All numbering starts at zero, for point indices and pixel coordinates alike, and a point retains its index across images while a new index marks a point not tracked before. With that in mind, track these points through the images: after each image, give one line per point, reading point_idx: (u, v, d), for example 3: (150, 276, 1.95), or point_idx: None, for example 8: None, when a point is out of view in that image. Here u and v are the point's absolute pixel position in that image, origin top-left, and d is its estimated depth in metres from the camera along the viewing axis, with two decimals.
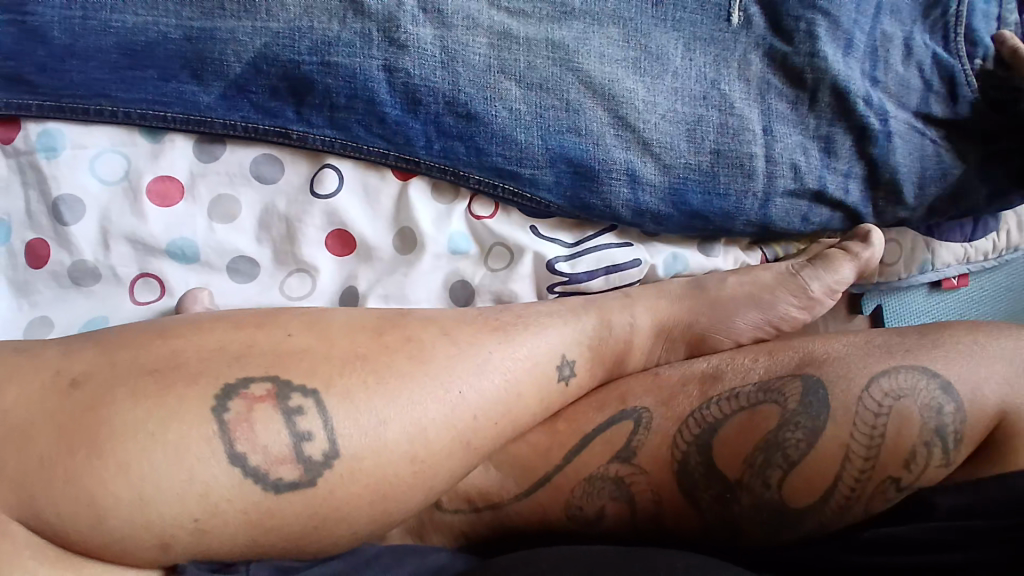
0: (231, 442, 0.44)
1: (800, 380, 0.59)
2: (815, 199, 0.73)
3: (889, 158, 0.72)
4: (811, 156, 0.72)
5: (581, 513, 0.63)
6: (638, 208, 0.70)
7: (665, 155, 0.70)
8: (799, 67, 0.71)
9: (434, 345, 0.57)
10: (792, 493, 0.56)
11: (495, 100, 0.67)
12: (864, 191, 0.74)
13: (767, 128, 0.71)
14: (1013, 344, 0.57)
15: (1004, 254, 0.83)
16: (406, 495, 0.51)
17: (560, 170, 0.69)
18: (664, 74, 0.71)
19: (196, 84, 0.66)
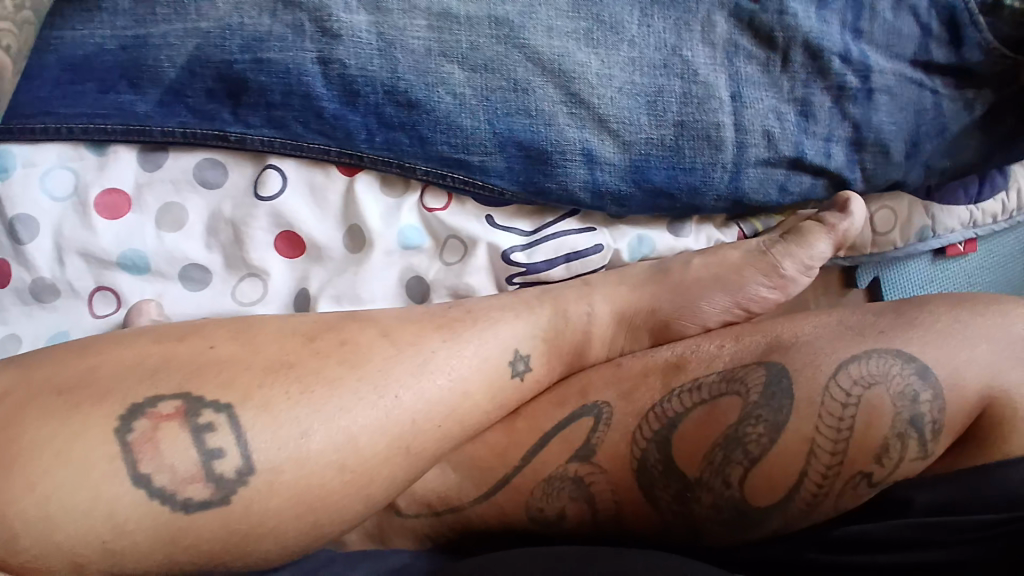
0: (136, 463, 0.44)
1: (764, 368, 0.55)
2: (793, 167, 0.67)
3: (871, 118, 0.66)
4: (786, 121, 0.65)
5: (542, 515, 0.61)
6: (597, 190, 0.65)
7: (625, 131, 0.64)
8: (768, 27, 0.64)
9: (371, 348, 0.55)
10: (753, 491, 0.52)
11: (436, 84, 0.63)
12: (850, 154, 0.67)
13: (736, 94, 0.65)
14: (990, 320, 0.54)
15: (1014, 216, 0.77)
16: (339, 505, 0.50)
17: (511, 155, 0.64)
18: (620, 44, 0.64)
19: (134, 93, 0.64)
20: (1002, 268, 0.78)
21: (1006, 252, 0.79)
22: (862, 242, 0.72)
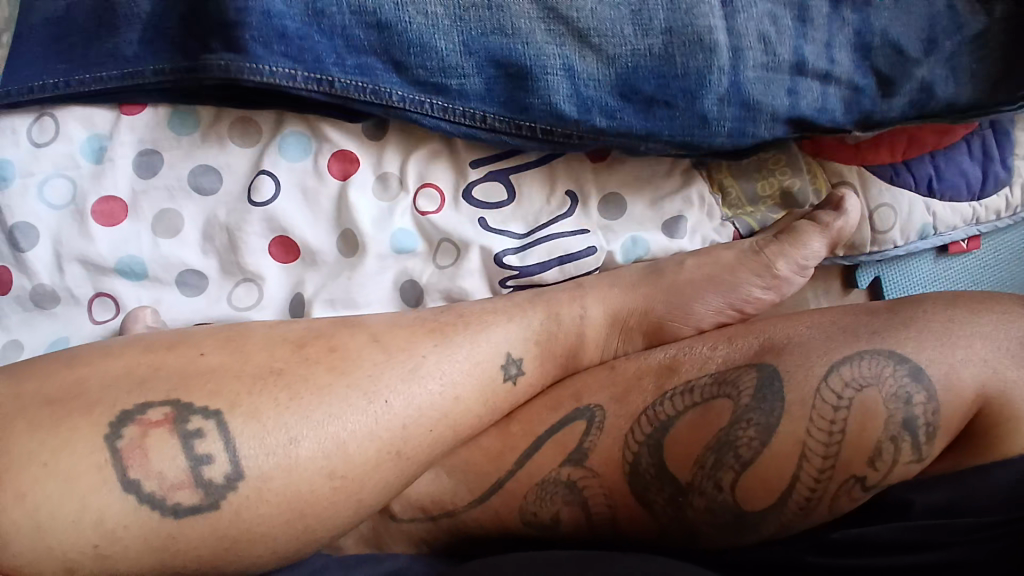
0: (126, 470, 0.45)
1: (754, 371, 0.54)
2: (797, 74, 0.62)
3: (869, 23, 0.63)
4: (780, 27, 0.62)
5: (537, 519, 0.60)
6: (581, 104, 0.62)
7: (607, 44, 0.61)
8: None
9: (361, 353, 0.55)
10: (746, 495, 0.51)
11: (408, 5, 0.60)
12: (856, 61, 0.63)
13: (724, 0, 0.61)
14: (987, 320, 0.53)
15: (1020, 212, 0.74)
16: (328, 511, 0.51)
17: (489, 74, 0.62)
18: None
19: (118, 36, 0.64)
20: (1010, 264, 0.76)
21: (1012, 248, 0.76)
22: (859, 242, 0.71)
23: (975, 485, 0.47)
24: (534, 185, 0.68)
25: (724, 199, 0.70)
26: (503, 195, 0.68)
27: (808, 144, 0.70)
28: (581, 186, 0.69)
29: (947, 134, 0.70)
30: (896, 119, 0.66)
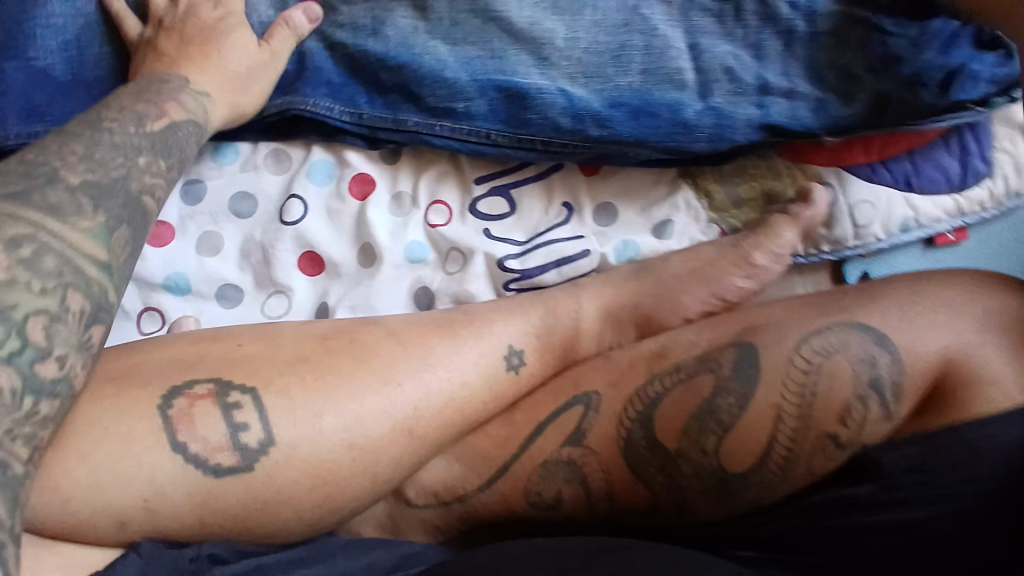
0: (174, 433, 0.52)
1: (736, 348, 0.59)
2: (762, 93, 0.69)
3: (821, 56, 0.69)
4: (742, 61, 0.70)
5: (541, 499, 0.65)
6: (575, 113, 0.70)
7: (594, 82, 0.71)
8: None
9: (377, 345, 0.62)
10: (729, 460, 0.56)
11: (424, 54, 0.72)
12: (813, 83, 0.69)
13: (693, 44, 0.71)
14: (949, 294, 0.57)
15: (1004, 203, 0.76)
16: (349, 480, 0.57)
17: (492, 98, 0.71)
18: (584, 10, 0.72)
19: None
20: (1009, 253, 0.77)
21: (1007, 239, 0.77)
22: (843, 237, 0.75)
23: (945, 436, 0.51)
24: (533, 197, 0.76)
25: (711, 203, 0.75)
26: (504, 208, 0.75)
27: (785, 150, 0.75)
28: (576, 197, 0.76)
29: (924, 135, 0.74)
30: (862, 122, 0.69)
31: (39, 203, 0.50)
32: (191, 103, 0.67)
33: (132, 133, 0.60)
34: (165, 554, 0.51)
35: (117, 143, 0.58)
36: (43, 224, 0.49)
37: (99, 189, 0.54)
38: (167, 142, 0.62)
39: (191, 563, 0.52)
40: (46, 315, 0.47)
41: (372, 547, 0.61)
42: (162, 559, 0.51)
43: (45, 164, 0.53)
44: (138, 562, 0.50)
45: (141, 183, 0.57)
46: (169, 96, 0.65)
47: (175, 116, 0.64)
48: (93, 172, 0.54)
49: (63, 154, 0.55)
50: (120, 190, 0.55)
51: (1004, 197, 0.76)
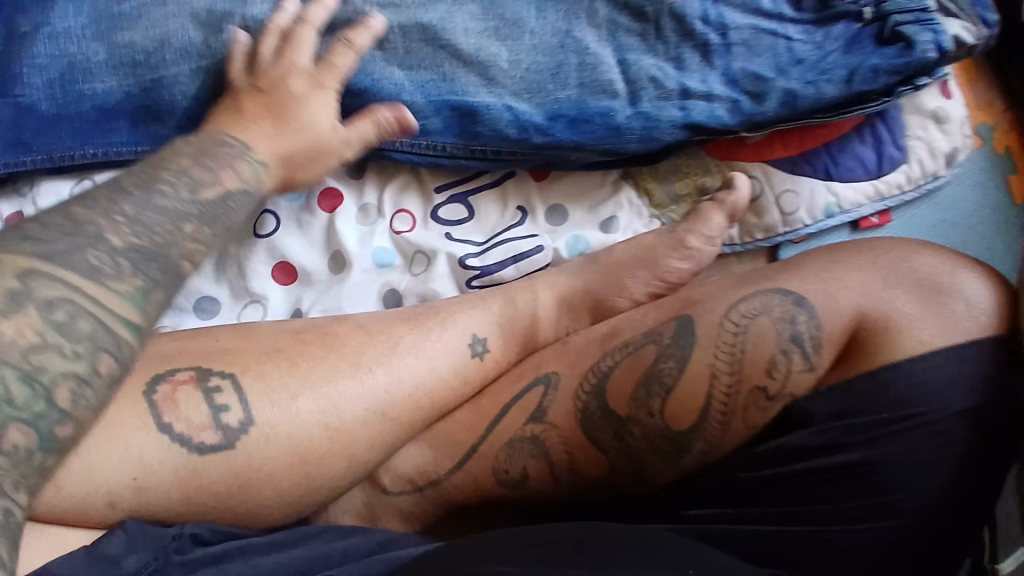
0: (159, 415, 0.56)
1: (675, 321, 0.65)
2: (685, 96, 0.78)
3: (735, 64, 0.78)
4: (665, 71, 0.78)
5: (508, 477, 0.69)
6: (521, 123, 0.77)
7: (535, 97, 0.78)
8: (639, 3, 0.79)
9: (348, 336, 0.66)
10: (671, 417, 0.61)
11: (381, 79, 0.77)
12: (729, 87, 0.78)
13: (621, 59, 0.79)
14: (868, 259, 0.62)
15: (919, 185, 0.85)
16: (326, 459, 0.60)
17: (446, 116, 0.78)
18: (523, 35, 0.79)
19: (160, 125, 0.78)
20: (930, 232, 0.85)
21: (926, 221, 0.85)
22: (772, 224, 0.83)
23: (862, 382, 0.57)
24: (490, 202, 0.82)
25: (651, 201, 0.83)
26: (464, 213, 0.81)
27: (713, 150, 0.83)
28: (530, 200, 0.82)
29: (836, 129, 0.83)
30: (773, 120, 0.79)
31: (79, 265, 0.49)
32: (247, 173, 0.65)
33: (182, 197, 0.58)
34: (150, 532, 0.55)
35: (166, 206, 0.56)
36: (81, 288, 0.49)
37: (143, 253, 0.53)
38: (217, 211, 0.59)
39: (174, 541, 0.55)
40: (75, 379, 0.47)
41: (349, 535, 0.63)
42: (146, 536, 0.54)
43: (91, 224, 0.52)
44: (122, 538, 0.53)
45: (186, 248, 0.56)
46: (225, 163, 0.64)
47: (228, 184, 0.62)
48: (138, 237, 0.53)
49: (110, 213, 0.53)
50: (163, 255, 0.54)
51: (920, 178, 0.84)
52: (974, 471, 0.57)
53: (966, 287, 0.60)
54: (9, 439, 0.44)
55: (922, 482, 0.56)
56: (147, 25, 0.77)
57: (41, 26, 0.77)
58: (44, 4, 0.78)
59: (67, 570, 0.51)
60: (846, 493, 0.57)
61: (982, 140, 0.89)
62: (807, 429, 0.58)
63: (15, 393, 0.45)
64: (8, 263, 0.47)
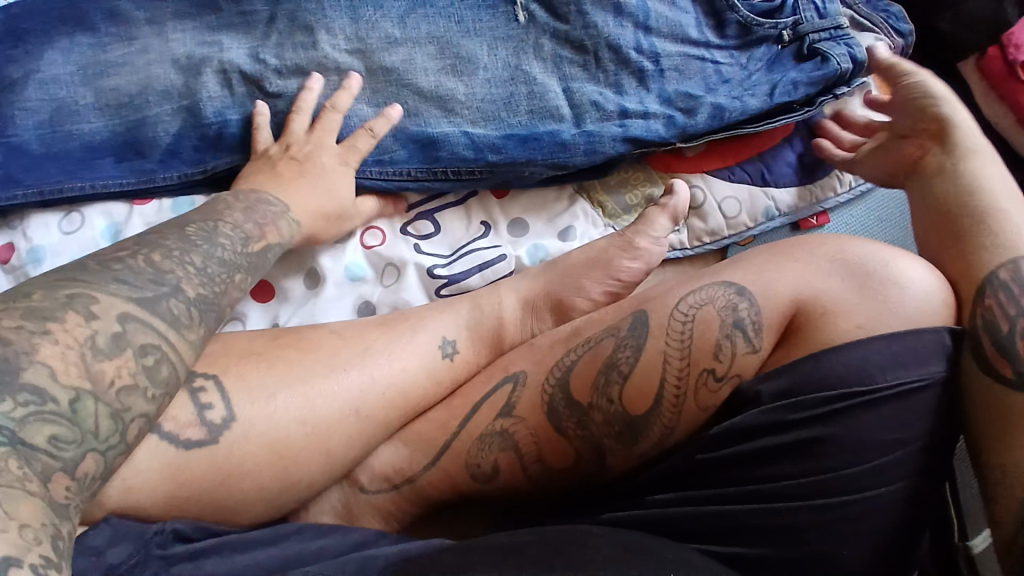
0: None
1: (631, 316, 0.69)
2: (624, 116, 0.86)
3: (668, 89, 0.88)
4: (607, 95, 0.86)
5: (480, 470, 0.72)
6: (475, 145, 0.83)
7: (490, 125, 0.85)
8: (579, 39, 0.87)
9: (322, 340, 0.71)
10: (629, 403, 0.65)
11: (351, 116, 0.85)
12: (664, 106, 0.87)
13: (566, 88, 0.87)
14: (807, 250, 0.68)
15: (853, 187, 0.92)
16: (305, 453, 0.64)
17: (409, 146, 0.84)
18: (477, 71, 0.87)
19: (142, 159, 0.83)
20: (863, 228, 0.92)
21: (860, 218, 0.93)
22: (718, 227, 0.89)
23: (808, 366, 0.61)
24: (454, 217, 0.87)
25: (604, 211, 0.89)
26: (430, 228, 0.87)
27: (659, 162, 0.91)
28: (492, 214, 0.88)
29: (767, 138, 0.92)
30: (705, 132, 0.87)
31: (163, 312, 0.56)
32: (285, 227, 0.74)
33: (236, 250, 0.67)
34: (133, 526, 0.57)
35: (224, 261, 0.65)
36: (164, 334, 0.56)
37: (205, 303, 0.60)
38: (257, 264, 0.69)
39: (156, 536, 0.58)
40: (144, 419, 0.54)
41: (326, 533, 0.65)
42: (129, 530, 0.57)
43: (170, 274, 0.59)
44: (107, 531, 0.56)
45: (229, 300, 0.64)
46: (270, 219, 0.73)
47: (271, 237, 0.72)
48: (204, 287, 0.61)
49: (184, 262, 0.61)
50: (219, 304, 0.62)
51: (852, 181, 0.92)
52: (916, 449, 0.60)
53: (906, 272, 0.64)
54: (83, 466, 0.49)
55: (866, 459, 0.59)
56: (132, 71, 0.84)
57: (32, 74, 0.83)
58: (34, 53, 0.84)
59: None
60: (795, 472, 0.59)
61: None
62: (761, 407, 0.61)
63: (102, 427, 0.50)
64: (110, 308, 0.54)
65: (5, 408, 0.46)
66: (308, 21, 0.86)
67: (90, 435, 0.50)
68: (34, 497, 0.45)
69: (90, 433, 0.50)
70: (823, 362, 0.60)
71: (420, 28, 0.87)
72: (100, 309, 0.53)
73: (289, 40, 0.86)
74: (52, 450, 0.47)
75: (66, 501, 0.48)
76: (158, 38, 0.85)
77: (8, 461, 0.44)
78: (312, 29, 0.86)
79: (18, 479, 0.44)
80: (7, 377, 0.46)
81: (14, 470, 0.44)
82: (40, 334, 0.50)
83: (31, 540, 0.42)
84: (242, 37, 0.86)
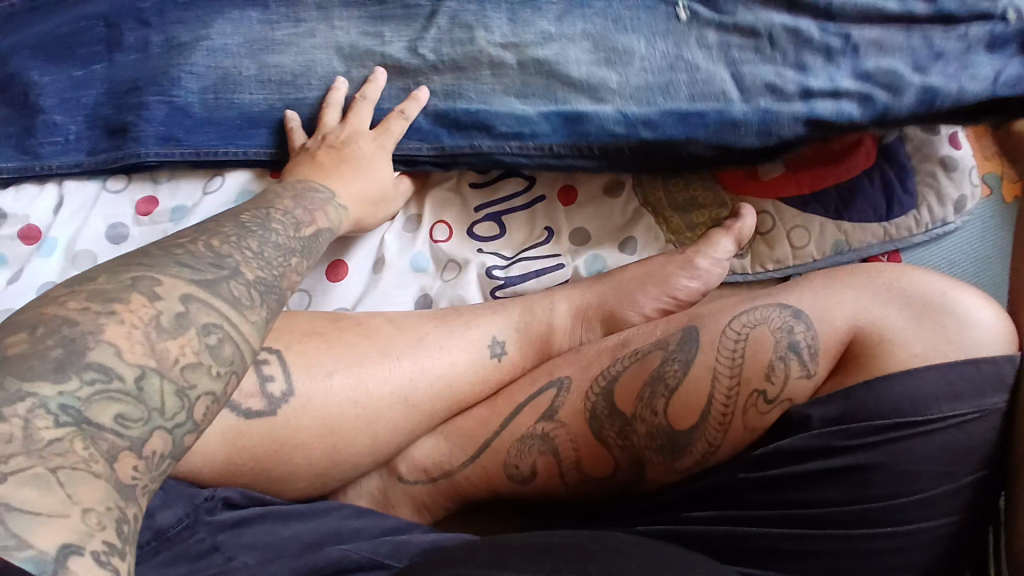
0: None
1: (681, 331, 0.68)
2: (806, 99, 0.81)
3: (864, 67, 0.81)
4: (785, 75, 0.82)
5: (518, 471, 0.72)
6: (629, 121, 0.83)
7: (653, 104, 0.83)
8: (749, 23, 0.83)
9: (381, 328, 0.73)
10: (675, 416, 0.64)
11: (499, 107, 0.86)
12: (860, 82, 0.81)
13: (736, 73, 0.83)
14: (862, 277, 0.66)
15: (931, 229, 0.90)
16: (354, 433, 0.66)
17: (557, 122, 0.85)
18: (633, 62, 0.85)
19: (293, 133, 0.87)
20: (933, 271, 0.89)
21: (932, 260, 0.90)
22: (783, 257, 0.88)
23: (863, 392, 0.59)
24: (520, 222, 0.90)
25: (668, 228, 0.89)
26: (496, 230, 0.89)
27: (730, 183, 0.91)
28: (555, 223, 0.90)
29: (849, 168, 0.91)
30: (908, 113, 0.81)
31: (224, 294, 0.52)
32: (332, 213, 0.74)
33: (288, 236, 0.64)
34: (184, 491, 0.58)
35: (278, 245, 0.61)
36: (226, 314, 0.51)
37: (266, 285, 0.55)
38: (311, 246, 0.66)
39: (206, 502, 0.59)
40: (210, 397, 0.48)
41: (364, 514, 0.67)
42: (182, 494, 0.58)
43: (229, 258, 0.55)
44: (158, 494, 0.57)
45: (288, 283, 0.59)
46: (318, 205, 0.72)
47: (320, 223, 0.70)
48: (262, 272, 0.56)
49: (240, 247, 0.57)
50: (278, 287, 0.57)
51: (929, 224, 0.89)
52: (968, 485, 0.58)
53: (961, 303, 0.61)
54: (152, 445, 0.45)
55: (917, 491, 0.57)
56: (297, 52, 0.89)
57: (199, 40, 0.89)
58: (203, 20, 0.89)
59: None
60: (840, 498, 0.58)
61: (990, 189, 0.93)
62: (808, 432, 0.60)
63: (167, 404, 0.46)
64: (172, 289, 0.50)
65: (70, 386, 0.43)
66: (468, 19, 0.88)
67: (155, 412, 0.45)
68: (99, 479, 0.41)
69: (154, 411, 0.45)
70: (880, 392, 0.59)
71: (575, 25, 0.87)
72: (165, 290, 0.49)
73: (448, 35, 0.88)
74: (119, 429, 0.43)
75: (133, 482, 0.43)
76: (325, 24, 0.90)
77: (72, 441, 0.41)
78: (471, 27, 0.88)
79: (81, 460, 0.41)
80: (73, 355, 0.44)
81: (78, 451, 0.41)
82: (106, 314, 0.46)
83: (94, 525, 0.39)
84: (402, 29, 0.89)
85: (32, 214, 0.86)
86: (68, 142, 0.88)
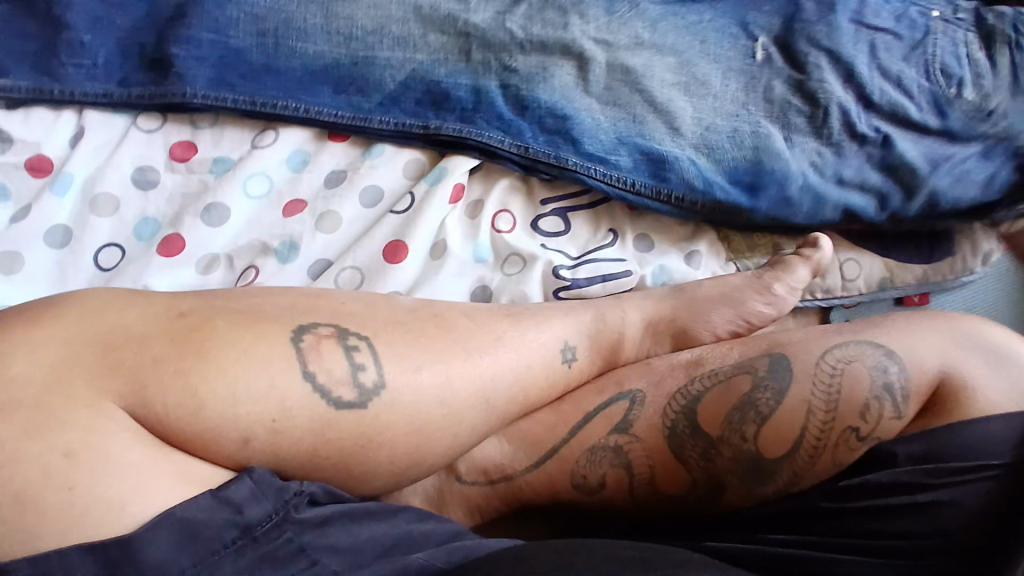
0: (306, 363, 0.58)
1: (768, 357, 0.69)
2: (858, 181, 0.86)
3: (925, 122, 0.85)
4: (838, 153, 0.85)
5: (584, 482, 0.71)
6: (706, 179, 0.83)
7: (715, 154, 0.84)
8: (812, 89, 0.85)
9: (457, 322, 0.67)
10: (765, 443, 0.66)
11: (583, 110, 0.84)
12: (923, 149, 0.86)
13: (788, 140, 0.85)
14: (940, 323, 0.69)
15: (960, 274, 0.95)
16: (441, 430, 0.63)
17: (638, 158, 0.83)
18: (708, 96, 0.86)
19: (360, 96, 0.83)
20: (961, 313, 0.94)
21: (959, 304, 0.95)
22: (832, 287, 0.89)
23: (945, 437, 0.61)
24: (585, 221, 0.86)
25: (729, 245, 0.89)
26: (561, 226, 0.85)
27: None
28: (621, 227, 0.86)
29: None
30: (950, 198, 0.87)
31: None
32: None
33: None
34: (274, 483, 0.54)
35: None
36: None
37: None
38: None
39: (295, 497, 0.54)
40: None
41: (426, 518, 0.61)
42: (270, 486, 0.53)
43: None
44: (248, 484, 0.52)
45: None
46: None
47: None
48: None
49: None
50: None
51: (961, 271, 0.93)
52: None
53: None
54: None
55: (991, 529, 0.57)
56: (371, 6, 0.84)
57: None
58: None
59: (195, 511, 0.50)
60: (914, 530, 0.58)
61: None
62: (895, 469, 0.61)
63: None
64: None
65: None
66: (563, 3, 0.87)
67: None
68: None
69: None
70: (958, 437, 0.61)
71: (668, 38, 0.88)
72: None
73: (539, 16, 0.86)
74: None
75: None
76: None
77: None
78: (565, 12, 0.87)
79: None
80: None
81: None
82: None
83: None
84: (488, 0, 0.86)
85: (46, 144, 0.78)
86: (97, 67, 0.80)
